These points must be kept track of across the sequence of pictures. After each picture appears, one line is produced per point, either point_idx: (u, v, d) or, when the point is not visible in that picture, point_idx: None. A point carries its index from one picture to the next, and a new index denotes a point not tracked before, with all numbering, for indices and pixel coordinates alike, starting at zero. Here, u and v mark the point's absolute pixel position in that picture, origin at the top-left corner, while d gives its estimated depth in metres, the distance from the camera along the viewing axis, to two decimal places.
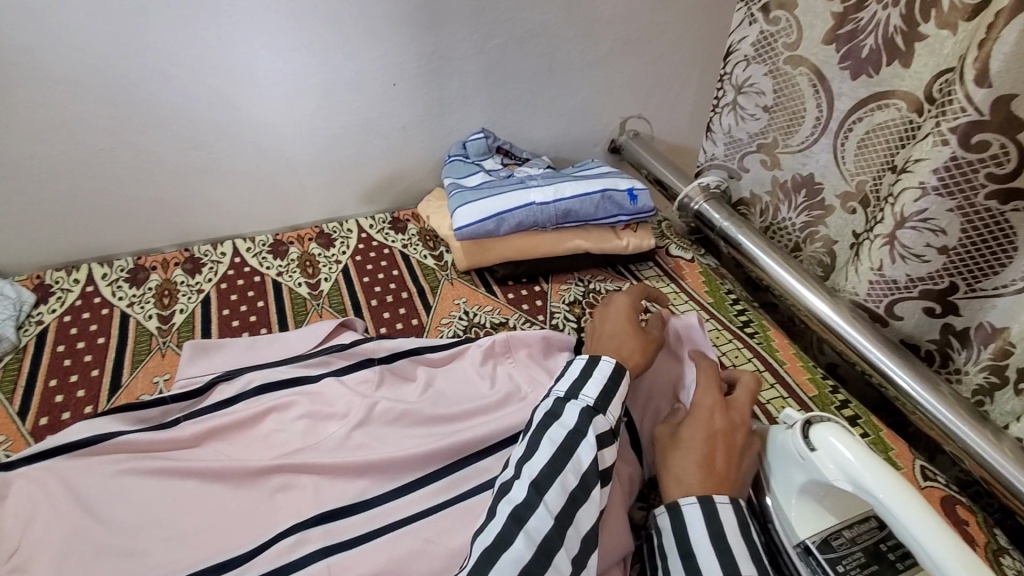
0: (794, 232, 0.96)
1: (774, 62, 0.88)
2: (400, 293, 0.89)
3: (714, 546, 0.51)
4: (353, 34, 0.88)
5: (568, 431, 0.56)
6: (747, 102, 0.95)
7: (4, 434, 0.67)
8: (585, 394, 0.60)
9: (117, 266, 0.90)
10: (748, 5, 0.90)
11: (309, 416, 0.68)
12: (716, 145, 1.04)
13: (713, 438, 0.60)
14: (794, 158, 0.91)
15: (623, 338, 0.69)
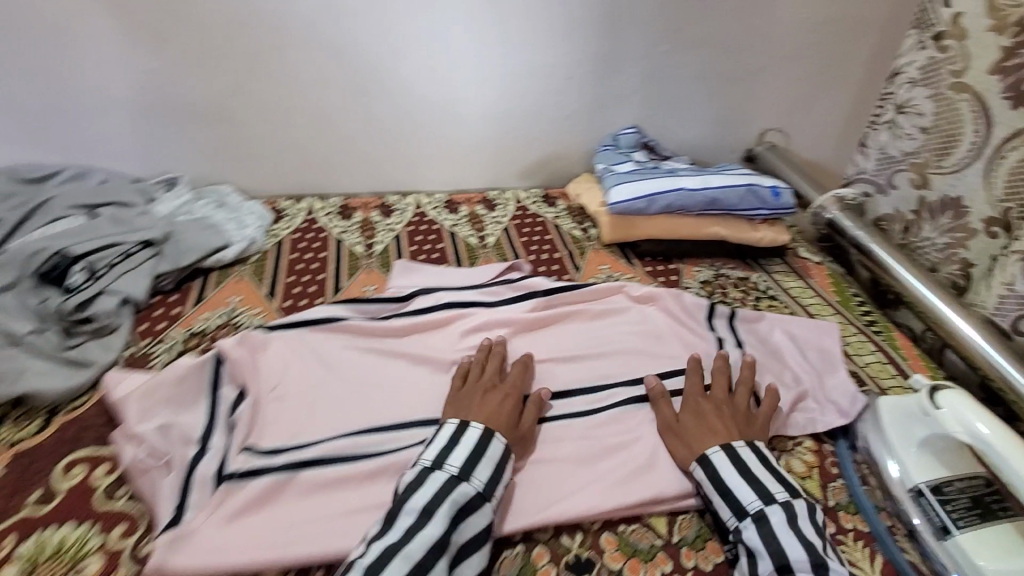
0: (933, 253, 1.00)
1: (938, 87, 0.97)
2: (553, 254, 1.03)
3: (748, 480, 0.62)
4: (552, 31, 1.04)
5: (422, 507, 0.56)
6: (906, 120, 1.03)
7: (261, 307, 0.87)
8: (449, 462, 0.61)
9: (330, 203, 1.10)
10: (921, 33, 1.00)
11: (486, 329, 0.85)
12: (868, 161, 1.12)
13: (717, 411, 0.72)
14: (946, 180, 0.96)
15: (491, 414, 0.68)
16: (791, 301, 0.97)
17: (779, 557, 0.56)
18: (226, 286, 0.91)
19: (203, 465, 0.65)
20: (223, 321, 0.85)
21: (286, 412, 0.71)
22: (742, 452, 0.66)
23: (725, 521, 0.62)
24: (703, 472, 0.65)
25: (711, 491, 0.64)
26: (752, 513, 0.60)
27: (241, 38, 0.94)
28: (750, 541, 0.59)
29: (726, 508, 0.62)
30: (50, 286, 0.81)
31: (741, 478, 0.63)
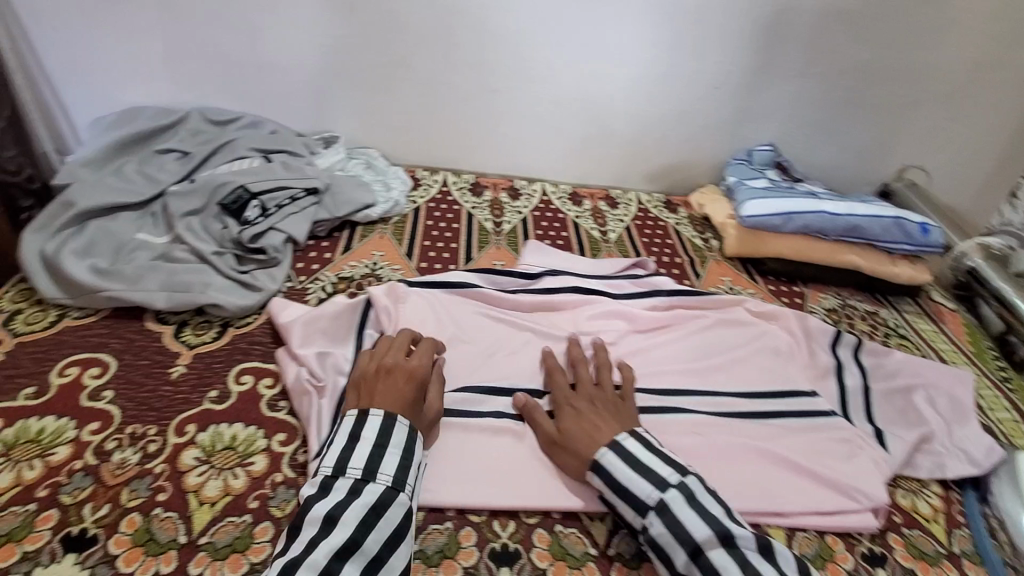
0: None
1: None
2: (675, 258, 1.03)
3: (637, 471, 0.60)
4: (710, 40, 1.05)
5: (324, 515, 0.53)
6: None
7: (400, 264, 0.94)
8: (351, 465, 0.57)
9: (463, 179, 1.16)
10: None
11: (609, 317, 0.87)
12: (1017, 214, 1.13)
13: (586, 408, 0.68)
14: None
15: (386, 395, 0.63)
16: (922, 342, 0.94)
17: (690, 543, 0.55)
18: (370, 240, 0.98)
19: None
20: (367, 271, 0.92)
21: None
22: (630, 445, 0.62)
23: (633, 521, 0.59)
24: (601, 479, 0.61)
25: (607, 491, 0.61)
26: (653, 505, 0.58)
27: (419, 14, 1.00)
28: (660, 536, 0.57)
29: (629, 509, 0.59)
30: (229, 216, 0.91)
31: (632, 470, 0.60)
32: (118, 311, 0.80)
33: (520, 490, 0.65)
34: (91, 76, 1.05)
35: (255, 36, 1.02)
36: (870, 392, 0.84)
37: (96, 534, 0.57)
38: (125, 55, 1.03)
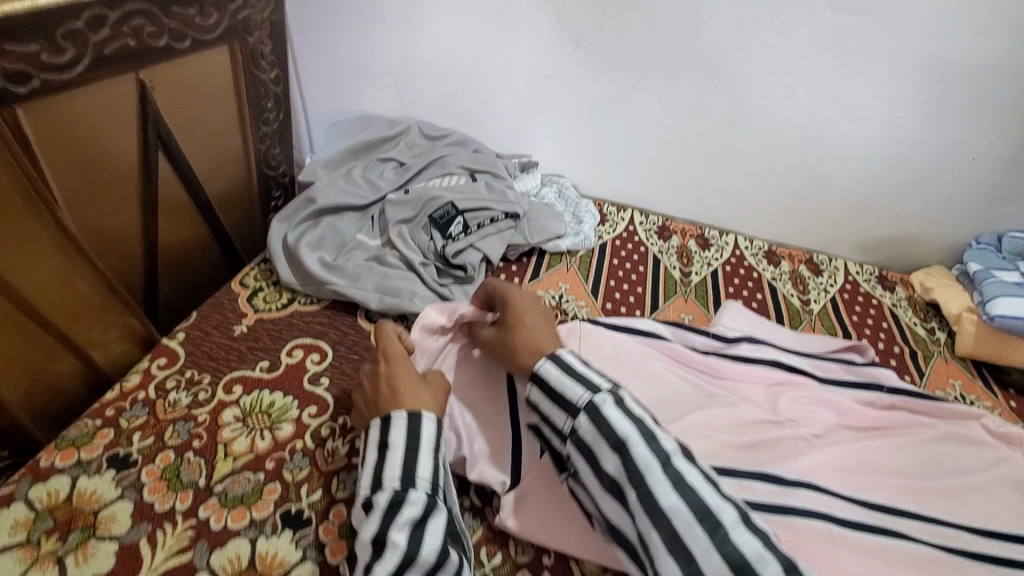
0: None
1: None
2: (890, 345, 0.91)
3: (572, 379, 0.59)
4: (980, 105, 0.90)
5: (372, 537, 0.50)
6: None
7: (586, 301, 0.93)
8: (386, 475, 0.55)
9: (650, 221, 1.13)
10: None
11: (813, 403, 0.78)
12: None
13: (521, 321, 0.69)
14: None
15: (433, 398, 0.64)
16: None
17: (612, 435, 0.53)
18: (556, 271, 0.99)
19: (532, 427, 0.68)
20: (553, 303, 0.92)
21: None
22: (565, 358, 0.62)
23: (563, 426, 0.58)
24: (536, 386, 0.61)
25: (544, 401, 0.60)
26: (583, 405, 0.57)
27: (646, 54, 0.98)
28: (587, 433, 0.56)
29: (560, 413, 0.59)
30: (435, 229, 0.96)
31: (567, 377, 0.60)
32: (335, 302, 0.88)
33: None
34: (335, 85, 1.19)
35: (481, 61, 1.08)
36: None
37: (310, 517, 0.61)
38: (366, 69, 1.15)
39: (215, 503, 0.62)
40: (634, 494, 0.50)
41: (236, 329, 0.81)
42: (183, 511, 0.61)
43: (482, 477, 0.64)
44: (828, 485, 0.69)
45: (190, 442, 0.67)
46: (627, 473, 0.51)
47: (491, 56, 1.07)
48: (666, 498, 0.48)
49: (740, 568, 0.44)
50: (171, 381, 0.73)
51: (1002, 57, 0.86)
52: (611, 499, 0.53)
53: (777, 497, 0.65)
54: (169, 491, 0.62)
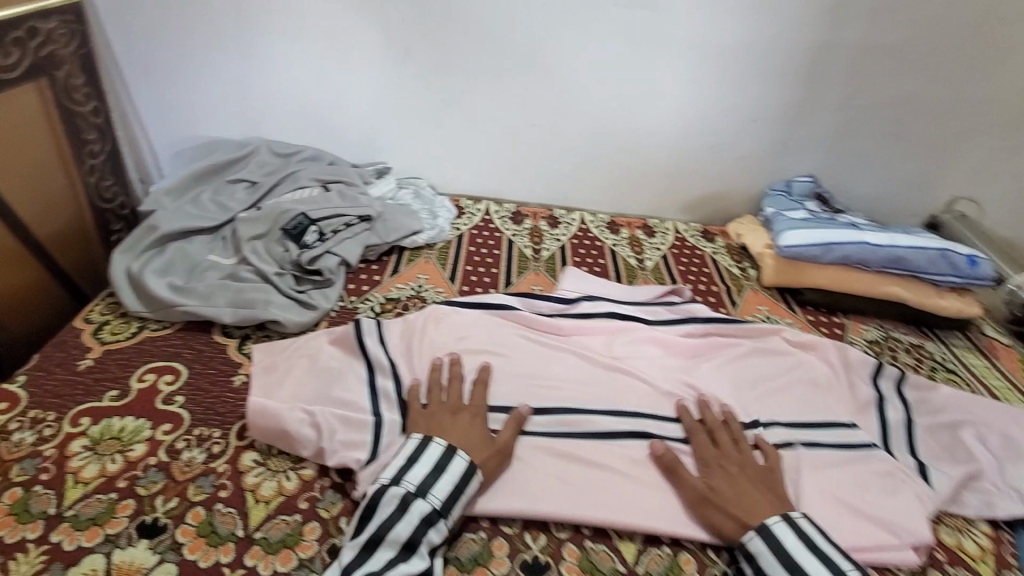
0: None
1: None
2: (710, 287, 1.06)
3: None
4: (749, 75, 1.07)
5: (404, 541, 0.59)
6: None
7: (443, 287, 1.00)
8: (433, 492, 0.63)
9: (504, 209, 1.22)
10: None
11: (643, 343, 0.89)
12: None
13: (749, 478, 0.69)
14: None
15: (471, 442, 0.69)
16: (973, 379, 0.90)
17: None
18: (416, 264, 1.05)
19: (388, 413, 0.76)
20: (413, 293, 0.98)
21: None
22: (804, 528, 0.63)
23: None
24: None
25: None
26: None
27: (470, 57, 1.08)
28: None
29: None
30: (290, 240, 0.98)
31: (814, 557, 0.60)
32: (190, 324, 0.88)
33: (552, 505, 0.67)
34: (177, 114, 1.18)
35: (321, 78, 1.13)
36: (913, 426, 0.82)
37: (166, 524, 0.63)
38: (207, 95, 1.16)
39: (67, 527, 0.61)
40: None
41: (81, 363, 0.79)
42: (34, 540, 0.60)
43: (342, 461, 0.69)
44: (653, 410, 0.80)
45: (36, 477, 0.66)
46: None
47: (330, 73, 1.12)
48: None
49: None
50: (14, 423, 0.71)
51: (757, 35, 1.03)
52: None
53: (607, 428, 0.76)
54: (18, 525, 0.61)
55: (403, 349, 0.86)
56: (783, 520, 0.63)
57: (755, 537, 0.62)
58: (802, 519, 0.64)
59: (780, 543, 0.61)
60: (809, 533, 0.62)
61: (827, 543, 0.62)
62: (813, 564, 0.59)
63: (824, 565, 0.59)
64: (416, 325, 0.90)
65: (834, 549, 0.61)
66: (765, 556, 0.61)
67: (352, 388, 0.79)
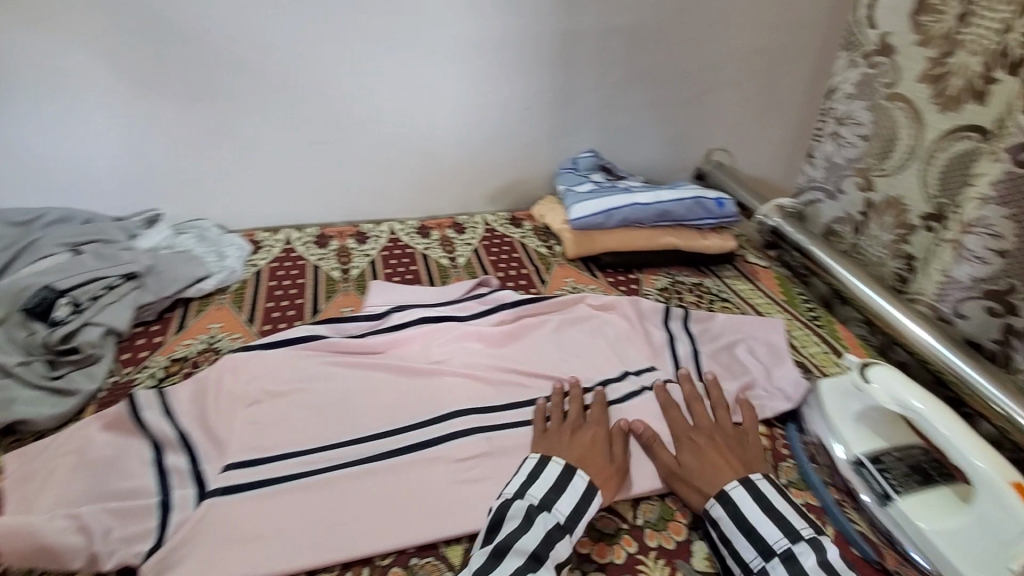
0: (877, 253, 1.10)
1: (873, 98, 1.07)
2: (521, 270, 1.10)
3: (813, 544, 0.59)
4: (510, 65, 1.14)
5: (531, 551, 0.57)
6: (848, 131, 1.12)
7: (240, 332, 0.91)
8: (557, 506, 0.63)
9: (307, 233, 1.16)
10: (851, 54, 1.11)
11: (458, 339, 0.90)
12: (817, 170, 1.21)
13: (722, 448, 0.71)
14: (887, 182, 1.06)
15: (586, 452, 0.70)
16: (741, 303, 1.04)
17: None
18: (207, 313, 0.95)
19: (180, 488, 0.68)
20: (204, 346, 0.89)
21: (253, 428, 0.75)
22: (760, 487, 0.65)
23: (750, 562, 0.60)
24: (783, 544, 0.60)
25: (760, 538, 0.60)
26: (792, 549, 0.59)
27: (231, 81, 1.05)
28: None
29: (780, 566, 0.58)
30: (35, 320, 0.83)
31: (767, 516, 0.62)
32: None
33: (373, 535, 0.64)
34: None
35: (64, 127, 1.02)
36: (700, 355, 0.92)
37: None
38: None
39: None
40: None
41: None
42: None
43: (122, 559, 0.60)
44: (474, 402, 0.80)
45: None
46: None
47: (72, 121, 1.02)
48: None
49: None
50: None
51: (506, 27, 1.10)
52: None
53: (431, 433, 0.75)
54: None
55: (196, 412, 0.77)
56: (741, 484, 0.66)
57: (716, 503, 0.65)
58: (762, 483, 0.66)
59: (739, 508, 0.63)
60: (766, 493, 0.64)
61: (785, 503, 0.64)
62: (769, 528, 0.61)
63: (777, 528, 0.61)
64: (210, 382, 0.80)
65: (790, 509, 0.63)
66: (723, 522, 0.63)
67: (132, 471, 0.69)
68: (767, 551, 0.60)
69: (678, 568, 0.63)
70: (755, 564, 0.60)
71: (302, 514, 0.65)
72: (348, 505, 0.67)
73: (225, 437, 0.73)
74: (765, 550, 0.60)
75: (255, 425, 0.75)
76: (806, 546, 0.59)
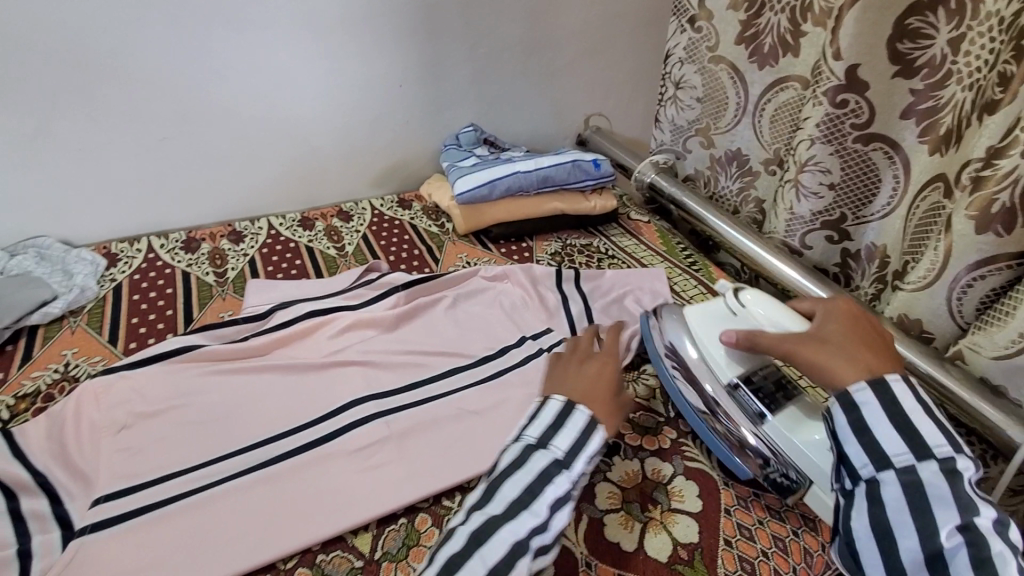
0: (732, 198, 1.22)
1: (702, 62, 1.16)
2: (413, 251, 1.08)
3: (967, 459, 0.54)
4: (373, 43, 1.10)
5: (524, 488, 0.57)
6: (685, 95, 1.22)
7: (100, 354, 0.82)
8: (555, 444, 0.60)
9: (173, 238, 1.06)
10: (679, 19, 1.17)
11: (350, 328, 0.87)
12: (665, 133, 1.31)
13: (862, 334, 0.64)
14: (725, 138, 1.18)
15: (593, 379, 0.70)
16: (627, 257, 1.10)
17: (975, 504, 0.51)
18: (57, 339, 0.84)
19: (40, 534, 0.61)
20: (57, 376, 0.79)
21: (126, 455, 0.69)
22: (918, 390, 0.58)
23: (895, 458, 0.54)
24: (945, 451, 0.54)
25: (916, 435, 0.55)
26: (946, 458, 0.53)
27: (41, 77, 0.91)
28: (958, 488, 0.52)
29: (934, 470, 0.53)
30: None
31: (928, 420, 0.55)
32: None
33: (274, 539, 0.62)
34: None
35: None
36: (593, 311, 0.95)
37: None
38: None
39: None
40: (942, 507, 0.51)
41: None
42: None
43: None
44: (374, 389, 0.79)
45: None
46: (958, 488, 0.52)
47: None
48: (931, 480, 0.52)
49: (978, 543, 0.49)
50: None
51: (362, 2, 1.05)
52: (909, 496, 0.53)
53: (331, 427, 0.73)
54: None
55: (54, 448, 0.68)
56: (901, 380, 0.58)
57: (865, 390, 0.58)
58: (915, 385, 0.59)
59: (896, 399, 0.56)
60: (925, 399, 0.58)
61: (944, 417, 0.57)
62: (929, 430, 0.55)
63: (940, 433, 0.55)
64: (67, 413, 0.71)
65: (944, 420, 0.57)
66: (870, 409, 0.57)
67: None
68: (922, 452, 0.54)
69: (585, 511, 0.66)
70: (899, 458, 0.54)
71: (192, 534, 0.62)
72: (245, 513, 0.64)
73: (91, 469, 0.66)
74: (920, 448, 0.54)
75: (127, 452, 0.69)
76: (967, 460, 0.53)
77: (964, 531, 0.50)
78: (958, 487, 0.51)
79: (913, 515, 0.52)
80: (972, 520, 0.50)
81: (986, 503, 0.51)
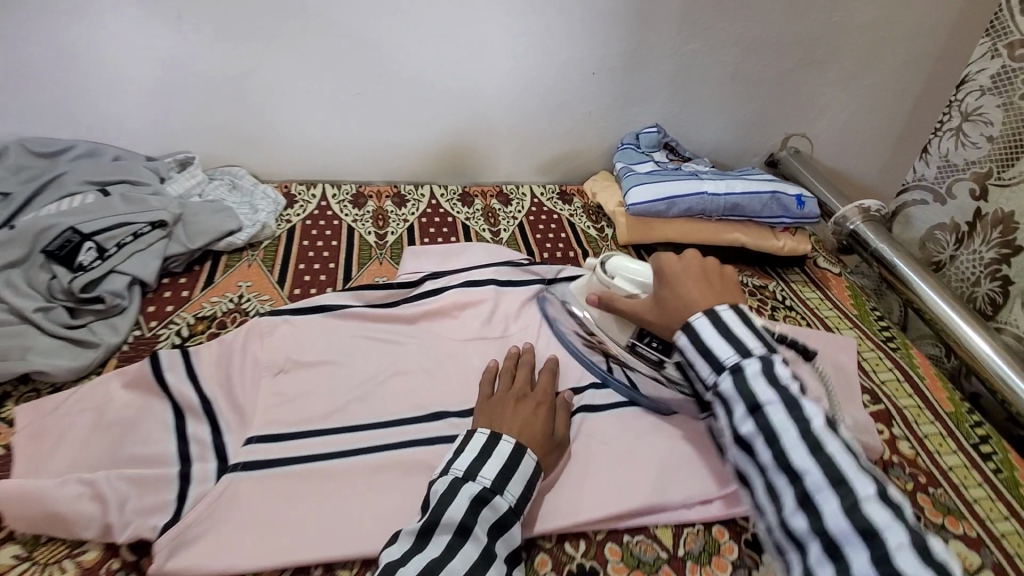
0: (977, 268, 1.04)
1: (1010, 95, 0.97)
2: (568, 252, 1.02)
3: (761, 363, 0.55)
4: (577, 25, 1.02)
5: (460, 522, 0.53)
6: (972, 130, 1.04)
7: (268, 294, 0.86)
8: (482, 474, 0.57)
9: (344, 190, 1.09)
10: (994, 40, 0.99)
11: (495, 326, 0.84)
12: (929, 168, 1.13)
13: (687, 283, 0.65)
14: (1002, 193, 0.99)
15: (527, 424, 0.64)
16: (808, 313, 0.94)
17: (754, 401, 0.54)
18: (235, 270, 0.90)
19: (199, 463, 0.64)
20: (231, 306, 0.84)
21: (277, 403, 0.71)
22: (722, 312, 0.59)
23: (704, 376, 0.58)
24: (736, 366, 0.55)
25: (713, 345, 0.57)
26: (730, 365, 0.56)
27: (267, 21, 0.95)
28: (752, 384, 0.54)
29: (729, 382, 0.56)
30: (57, 263, 0.79)
31: (722, 337, 0.57)
32: None
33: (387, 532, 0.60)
34: None
35: (74, 61, 0.94)
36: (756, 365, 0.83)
37: None
38: None
39: None
40: (741, 410, 0.54)
41: None
42: None
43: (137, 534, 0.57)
44: None
45: None
46: (745, 392, 0.54)
47: (90, 54, 0.93)
48: (727, 388, 0.56)
49: (770, 436, 0.52)
50: None
51: None
52: (720, 406, 0.57)
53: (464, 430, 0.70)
54: None
55: (221, 377, 0.72)
56: (706, 316, 0.59)
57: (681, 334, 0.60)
58: (727, 311, 0.59)
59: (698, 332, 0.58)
60: (730, 320, 0.58)
61: (741, 327, 0.58)
62: (720, 346, 0.57)
63: (730, 345, 0.57)
64: (235, 345, 0.75)
65: (746, 330, 0.58)
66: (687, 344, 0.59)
67: (150, 437, 0.65)
68: (719, 368, 0.56)
69: None
70: (708, 378, 0.57)
71: (323, 506, 0.62)
72: (372, 498, 0.63)
73: (250, 407, 0.69)
74: (716, 369, 0.57)
75: (282, 396, 0.71)
76: (755, 363, 0.55)
77: (753, 418, 0.53)
78: (742, 388, 0.55)
79: (724, 420, 0.56)
80: (761, 410, 0.53)
81: (773, 391, 0.53)
